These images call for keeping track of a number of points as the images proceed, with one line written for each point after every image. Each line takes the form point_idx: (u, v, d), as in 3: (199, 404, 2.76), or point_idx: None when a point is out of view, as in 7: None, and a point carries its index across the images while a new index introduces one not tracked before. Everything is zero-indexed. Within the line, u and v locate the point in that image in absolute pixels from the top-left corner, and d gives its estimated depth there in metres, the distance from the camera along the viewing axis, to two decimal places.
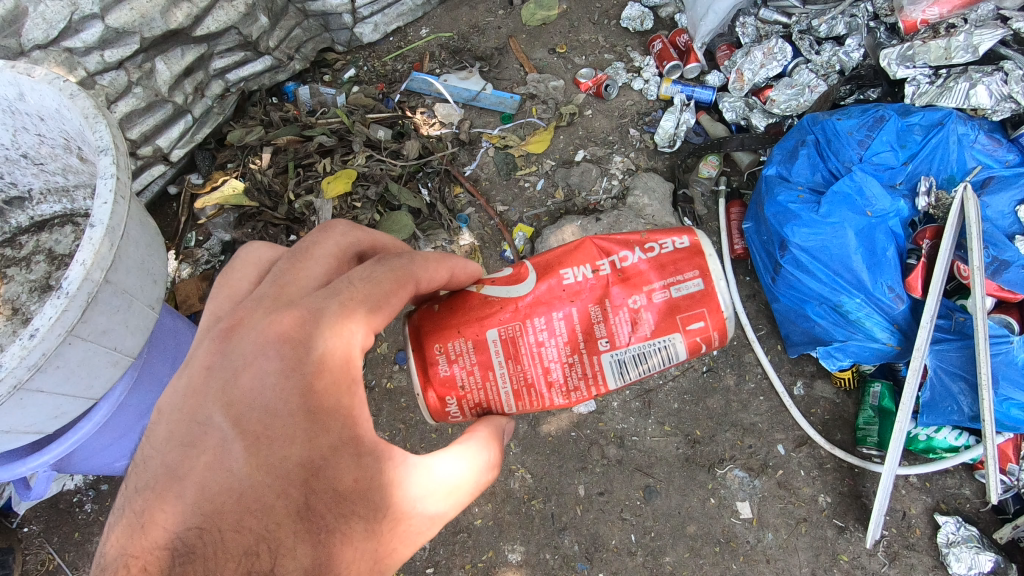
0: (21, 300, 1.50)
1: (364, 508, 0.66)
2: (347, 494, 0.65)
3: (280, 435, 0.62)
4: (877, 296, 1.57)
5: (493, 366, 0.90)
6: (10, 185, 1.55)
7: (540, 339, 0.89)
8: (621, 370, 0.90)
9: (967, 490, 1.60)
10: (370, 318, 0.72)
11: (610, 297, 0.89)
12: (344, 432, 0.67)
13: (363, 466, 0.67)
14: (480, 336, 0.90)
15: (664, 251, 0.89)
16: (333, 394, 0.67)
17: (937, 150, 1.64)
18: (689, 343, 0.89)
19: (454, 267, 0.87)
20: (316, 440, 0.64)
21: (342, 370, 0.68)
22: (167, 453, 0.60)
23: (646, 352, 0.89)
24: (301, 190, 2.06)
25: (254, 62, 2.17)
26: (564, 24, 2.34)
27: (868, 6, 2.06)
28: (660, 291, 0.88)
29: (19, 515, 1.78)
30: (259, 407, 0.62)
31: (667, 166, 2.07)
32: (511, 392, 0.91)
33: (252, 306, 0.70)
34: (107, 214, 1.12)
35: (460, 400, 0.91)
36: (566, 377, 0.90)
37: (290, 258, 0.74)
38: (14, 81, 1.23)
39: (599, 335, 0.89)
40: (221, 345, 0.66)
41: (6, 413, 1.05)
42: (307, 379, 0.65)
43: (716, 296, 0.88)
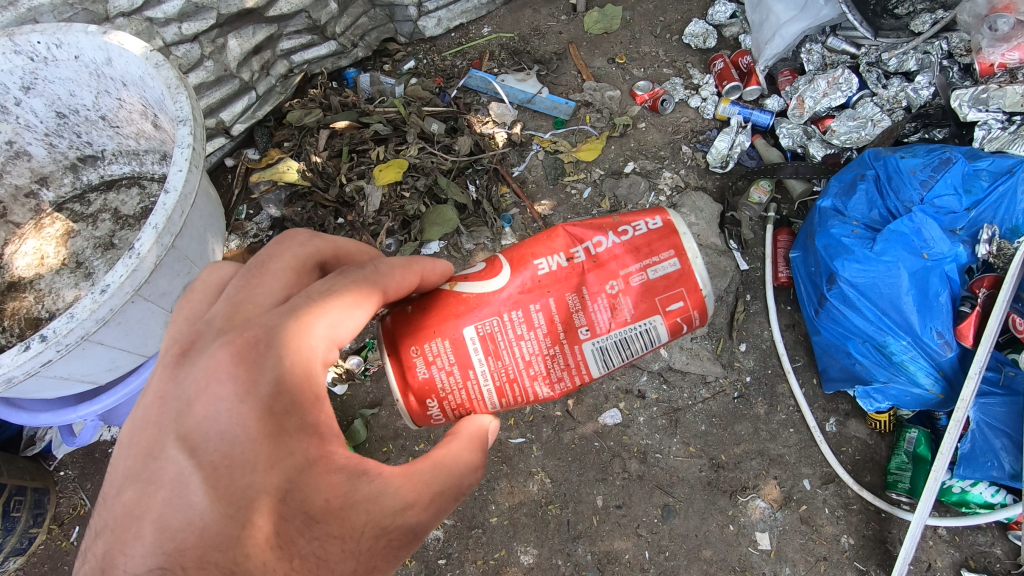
0: (85, 255, 1.57)
1: (339, 528, 0.60)
2: (318, 515, 0.59)
3: (243, 464, 0.55)
4: (925, 341, 1.53)
5: (474, 364, 0.86)
6: (86, 144, 1.63)
7: (519, 333, 0.86)
8: (603, 357, 0.89)
9: (999, 550, 1.55)
10: (331, 333, 0.67)
11: (588, 285, 0.86)
12: (312, 452, 0.62)
13: (334, 484, 0.62)
14: (457, 333, 0.86)
15: (636, 233, 0.87)
16: (295, 415, 0.61)
17: (1005, 198, 1.58)
18: (669, 324, 0.88)
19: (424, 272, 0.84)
20: (280, 464, 0.58)
21: (303, 385, 0.63)
22: (123, 492, 0.52)
23: (628, 337, 0.88)
24: (353, 174, 2.10)
25: (320, 46, 2.22)
26: (626, 35, 2.35)
27: (942, 44, 2.02)
28: (637, 274, 0.86)
29: (57, 459, 1.86)
30: (215, 437, 0.55)
31: (717, 187, 2.05)
32: (494, 389, 0.87)
33: (206, 327, 0.63)
34: (181, 181, 1.17)
35: (440, 401, 0.87)
36: (548, 369, 0.87)
37: (245, 275, 0.67)
38: (103, 47, 1.29)
39: (579, 324, 0.86)
40: (171, 372, 0.59)
41: (69, 360, 1.10)
42: (265, 402, 0.59)
43: (693, 275, 0.87)
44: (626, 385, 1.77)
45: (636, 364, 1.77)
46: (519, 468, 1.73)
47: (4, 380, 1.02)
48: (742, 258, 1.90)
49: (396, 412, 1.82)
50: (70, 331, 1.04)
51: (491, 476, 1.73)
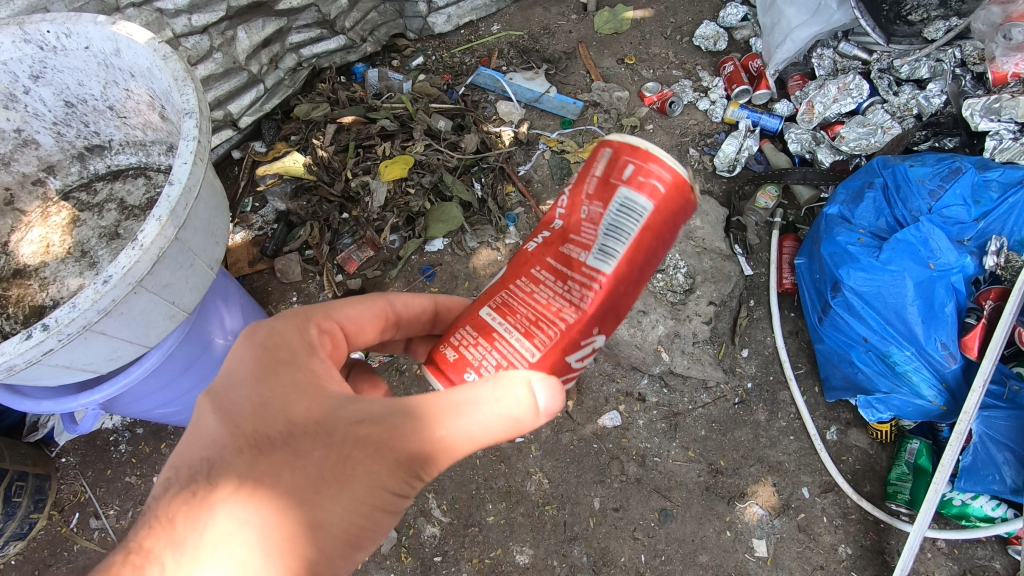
0: (90, 244, 1.57)
1: (314, 441, 0.71)
2: (297, 431, 0.71)
3: (237, 393, 0.75)
4: (928, 352, 1.51)
5: (494, 331, 0.75)
6: (93, 133, 1.63)
7: (528, 289, 0.75)
8: (604, 251, 0.71)
9: (999, 564, 1.54)
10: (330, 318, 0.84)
11: (555, 233, 0.76)
12: (302, 385, 0.74)
13: (316, 407, 0.73)
14: (475, 316, 0.78)
15: (596, 163, 0.74)
16: (290, 358, 0.77)
17: (1015, 210, 1.56)
18: (659, 183, 0.70)
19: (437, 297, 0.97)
20: (268, 391, 0.74)
21: (292, 339, 0.79)
22: None
23: (622, 224, 0.70)
24: (359, 169, 2.09)
25: (329, 40, 2.22)
26: (635, 36, 2.34)
27: (955, 52, 2.01)
28: (593, 185, 0.73)
29: (58, 446, 1.87)
30: (228, 381, 0.76)
31: (723, 191, 2.04)
32: (525, 337, 0.73)
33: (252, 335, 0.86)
34: (186, 174, 1.17)
35: (478, 372, 0.75)
36: (568, 303, 0.72)
37: None
38: (112, 37, 1.29)
39: (570, 253, 0.73)
40: None
41: (71, 350, 1.10)
42: (263, 349, 0.77)
43: (628, 140, 0.72)
44: (626, 388, 1.77)
45: (637, 367, 1.77)
46: (517, 467, 1.73)
47: (6, 367, 1.03)
48: (747, 263, 1.90)
49: None
50: (72, 321, 1.05)
51: (489, 476, 1.73)
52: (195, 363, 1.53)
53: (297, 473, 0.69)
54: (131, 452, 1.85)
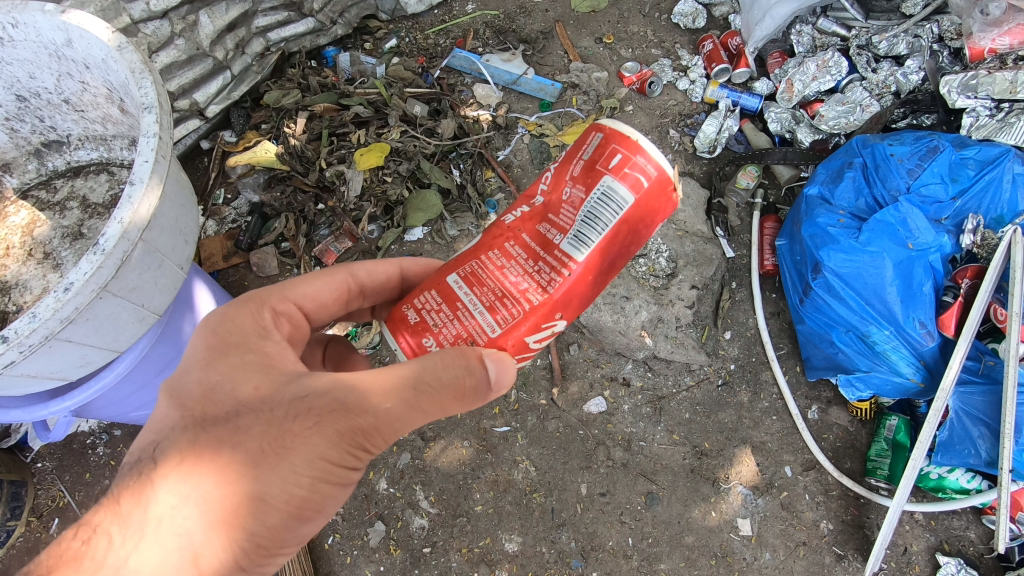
0: (53, 245, 1.51)
1: (261, 406, 0.76)
2: (246, 398, 0.77)
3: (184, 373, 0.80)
4: (907, 331, 1.53)
5: (459, 298, 0.81)
6: (50, 129, 1.56)
7: (498, 263, 0.80)
8: (578, 238, 0.75)
9: (973, 533, 1.59)
10: (286, 291, 0.90)
11: (544, 200, 0.80)
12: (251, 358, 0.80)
13: (265, 376, 0.79)
14: (441, 281, 0.83)
15: (591, 149, 0.76)
16: (236, 333, 0.82)
17: (991, 188, 1.59)
18: (629, 184, 0.73)
19: (402, 264, 1.00)
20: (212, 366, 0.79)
21: (247, 322, 0.83)
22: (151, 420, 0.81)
23: (594, 212, 0.74)
24: (333, 158, 2.03)
25: (298, 23, 2.13)
26: (613, 14, 2.28)
27: (933, 28, 2.00)
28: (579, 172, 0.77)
29: (33, 451, 1.82)
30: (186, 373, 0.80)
31: (705, 172, 2.03)
32: (486, 311, 0.78)
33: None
34: (147, 172, 1.12)
35: (436, 337, 0.81)
36: (533, 281, 0.77)
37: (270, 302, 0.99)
38: (62, 27, 1.22)
39: (552, 234, 0.77)
40: None
41: (36, 359, 1.06)
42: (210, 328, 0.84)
43: (619, 127, 0.74)
44: (611, 373, 1.77)
45: (621, 353, 1.77)
46: (504, 456, 1.72)
47: None
48: (728, 245, 1.89)
49: None
50: (33, 332, 1.00)
51: (476, 466, 1.72)
52: (170, 365, 1.49)
53: (241, 452, 0.74)
54: (110, 455, 1.81)
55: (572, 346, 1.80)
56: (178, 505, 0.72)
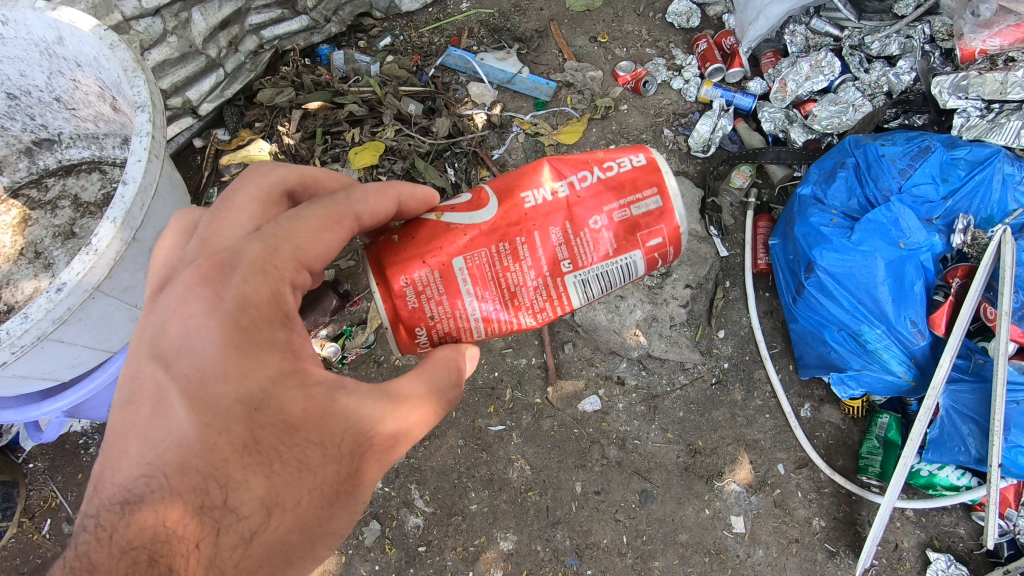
0: (44, 245, 1.50)
1: (318, 435, 0.70)
2: (297, 423, 0.68)
3: (214, 375, 0.64)
4: (899, 330, 1.55)
5: (461, 295, 0.84)
6: (41, 126, 1.54)
7: (506, 263, 0.84)
8: (584, 282, 0.86)
9: (962, 529, 1.61)
10: (298, 255, 0.74)
11: (574, 217, 0.84)
12: (286, 365, 0.69)
13: (311, 396, 0.70)
14: (446, 264, 0.83)
15: (639, 206, 0.85)
16: (263, 328, 0.69)
17: (980, 188, 1.61)
18: (645, 257, 0.87)
19: (401, 195, 0.85)
20: (249, 374, 0.66)
21: (272, 308, 0.70)
22: (112, 413, 0.62)
23: (610, 270, 0.87)
24: (327, 157, 2.02)
25: (291, 21, 2.12)
26: (608, 13, 2.29)
27: (925, 28, 2.01)
28: (619, 211, 0.84)
29: (25, 451, 1.80)
30: (187, 355, 0.64)
31: (699, 172, 2.03)
32: (481, 319, 0.85)
33: (181, 261, 0.71)
34: (140, 172, 1.11)
35: (430, 328, 0.85)
36: (532, 300, 0.85)
37: (212, 213, 0.75)
38: (53, 25, 1.21)
39: (563, 258, 0.84)
40: (155, 298, 0.69)
41: (28, 360, 1.05)
42: (230, 316, 0.67)
43: (669, 203, 0.86)
44: (606, 372, 1.77)
45: (615, 351, 1.77)
46: (499, 455, 1.73)
47: None
48: (722, 244, 1.90)
49: None
50: (25, 332, 1.00)
51: (471, 464, 1.72)
52: None
53: (314, 492, 0.69)
54: None
55: (567, 345, 1.80)
56: (251, 551, 0.63)
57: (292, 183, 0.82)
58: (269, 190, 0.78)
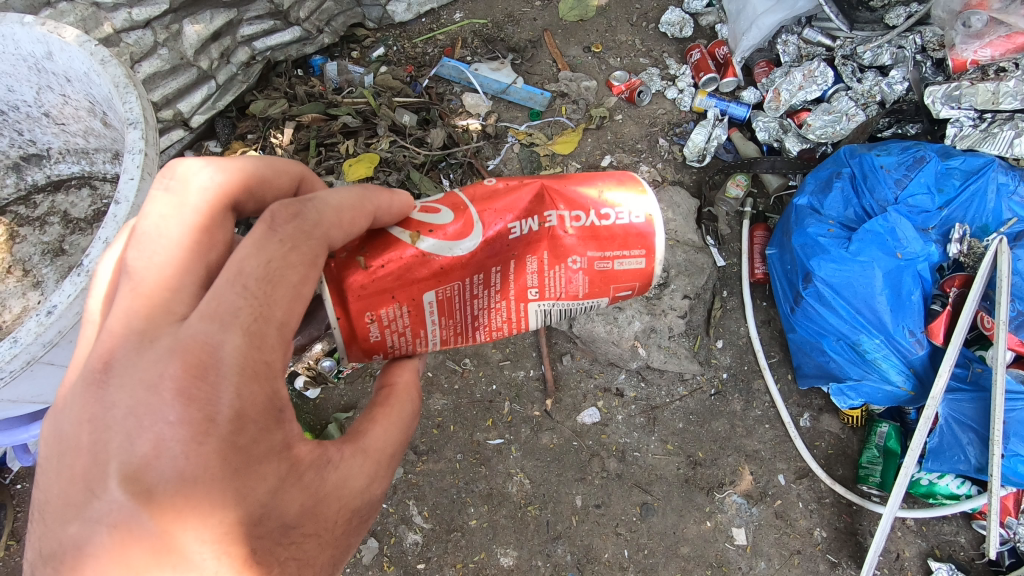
0: (33, 262, 1.47)
1: (313, 526, 0.64)
2: (294, 522, 0.62)
3: (208, 504, 0.55)
4: (897, 340, 1.55)
5: (427, 325, 0.81)
6: (29, 142, 1.52)
7: (476, 293, 0.82)
8: (544, 312, 0.88)
9: (963, 538, 1.61)
10: (284, 334, 0.62)
11: (552, 251, 0.82)
12: (284, 469, 0.61)
13: (305, 487, 0.64)
14: (417, 295, 0.78)
15: (621, 261, 0.83)
16: (262, 440, 0.59)
17: (975, 198, 1.62)
18: (610, 301, 0.89)
19: (377, 209, 0.74)
20: (248, 495, 0.58)
21: (266, 413, 0.60)
22: (72, 524, 0.53)
23: (573, 307, 0.88)
24: (321, 169, 2.01)
25: (283, 32, 2.10)
26: (601, 23, 2.28)
27: (916, 39, 2.02)
28: (600, 258, 0.83)
29: (12, 472, 1.76)
30: (170, 479, 0.53)
31: (694, 181, 2.03)
32: (440, 342, 0.85)
33: (134, 338, 0.57)
34: (133, 190, 1.08)
35: (389, 353, 0.82)
36: (490, 321, 0.86)
37: (152, 255, 0.61)
38: (42, 40, 1.18)
39: (530, 285, 0.84)
40: (103, 393, 0.55)
41: (17, 384, 1.03)
42: (226, 438, 0.56)
43: (651, 267, 0.85)
44: (604, 383, 1.76)
45: (614, 363, 1.76)
46: (498, 469, 1.71)
47: None
48: (719, 254, 1.89)
49: None
50: (15, 357, 0.98)
51: (469, 479, 1.70)
52: None
53: None
54: None
55: (565, 356, 1.78)
56: None
57: (235, 190, 0.66)
58: (208, 209, 0.64)
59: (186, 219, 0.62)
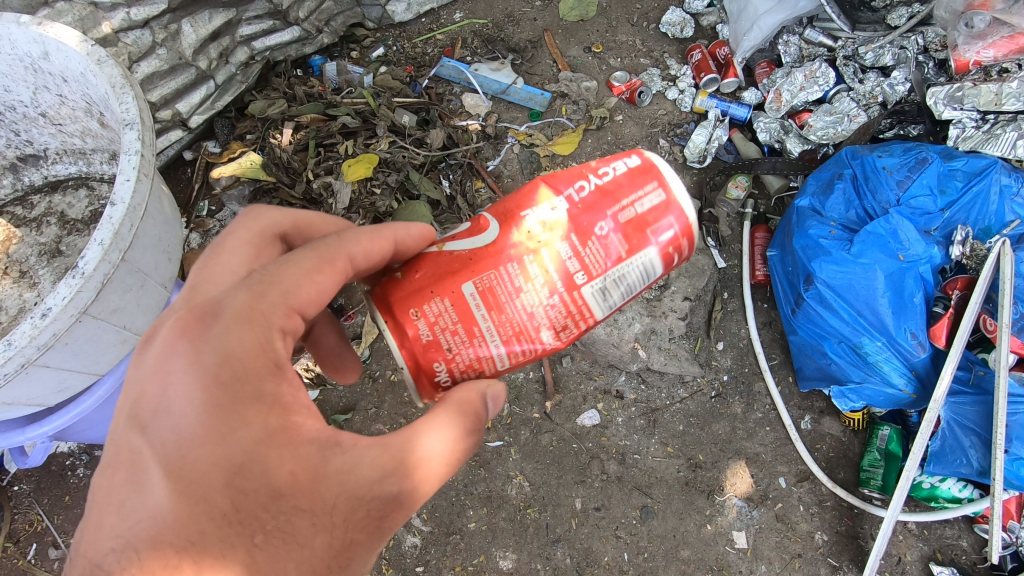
0: (29, 263, 1.47)
1: (307, 502, 0.67)
2: (284, 488, 0.66)
3: (194, 441, 0.64)
4: (899, 342, 1.54)
5: (477, 323, 0.77)
6: (26, 142, 1.51)
7: (519, 284, 0.77)
8: (603, 289, 0.78)
9: (965, 542, 1.60)
10: (286, 300, 0.73)
11: (577, 228, 0.76)
12: (272, 423, 0.68)
13: (300, 458, 0.68)
14: (455, 290, 0.78)
15: (643, 204, 0.78)
16: (251, 384, 0.68)
17: (978, 200, 1.61)
18: (662, 255, 0.80)
19: (397, 236, 0.82)
20: (228, 440, 0.65)
21: (257, 360, 0.69)
22: (105, 469, 0.65)
23: (627, 274, 0.79)
24: (320, 170, 2.00)
25: (282, 32, 2.09)
26: (602, 22, 2.27)
27: (918, 39, 2.02)
28: (621, 212, 0.77)
29: (10, 474, 1.75)
30: (171, 418, 0.65)
31: (695, 182, 2.02)
32: (502, 344, 0.78)
33: (171, 315, 0.72)
34: (129, 192, 1.08)
35: (449, 363, 0.79)
36: (551, 317, 0.78)
37: (205, 257, 0.78)
38: (39, 40, 1.18)
39: (574, 268, 0.76)
40: (141, 358, 0.70)
41: (12, 388, 1.01)
42: (217, 379, 0.67)
43: (677, 200, 0.79)
44: (604, 385, 1.75)
45: (614, 365, 1.75)
46: (497, 472, 1.70)
47: None
48: (720, 256, 1.88)
49: (370, 417, 1.74)
50: (9, 360, 0.97)
51: (469, 481, 1.69)
52: None
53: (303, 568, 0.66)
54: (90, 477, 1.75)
55: (565, 358, 1.77)
56: None
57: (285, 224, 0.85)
58: (261, 232, 0.81)
59: (238, 231, 0.80)
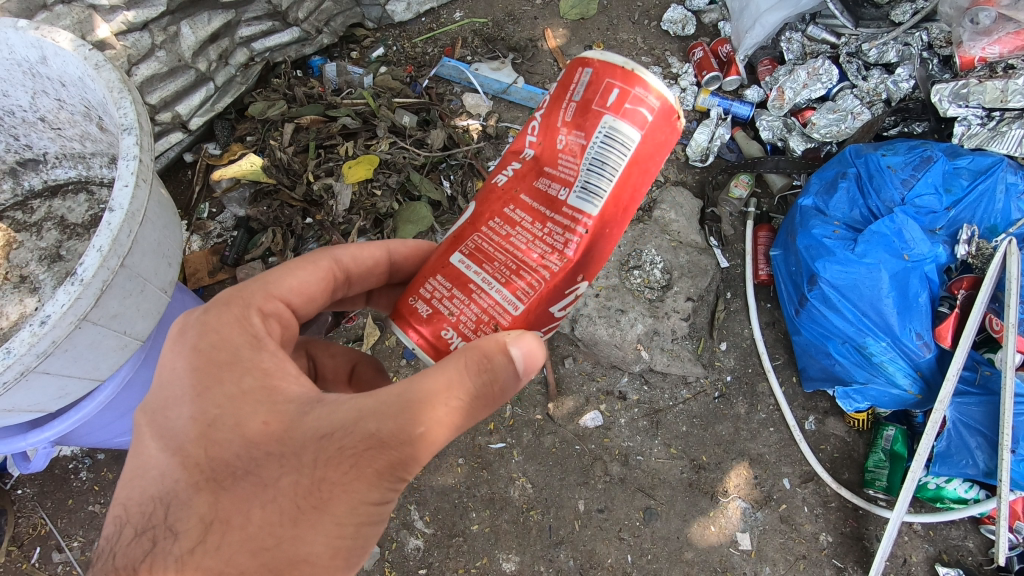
0: (29, 268, 1.46)
1: (277, 447, 0.67)
2: (256, 437, 0.67)
3: (173, 404, 0.70)
4: (904, 343, 1.52)
5: (473, 281, 0.71)
6: (26, 147, 1.51)
7: (503, 229, 0.70)
8: (586, 188, 0.67)
9: (971, 543, 1.59)
10: (268, 288, 0.76)
11: (537, 159, 0.70)
12: (247, 382, 0.69)
13: (276, 411, 0.68)
14: (445, 261, 0.74)
15: (581, 88, 0.69)
16: (226, 350, 0.70)
17: (983, 198, 1.60)
18: (627, 118, 0.67)
19: (390, 247, 0.90)
20: (203, 398, 0.69)
21: (233, 332, 0.71)
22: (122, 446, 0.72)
23: (600, 158, 0.67)
24: (320, 172, 1.99)
25: (282, 33, 2.08)
26: (603, 21, 2.26)
27: (923, 35, 1.99)
28: (564, 113, 0.69)
29: (13, 477, 1.76)
30: (162, 391, 0.71)
31: (697, 181, 2.01)
32: (505, 288, 0.70)
33: None
34: (127, 198, 1.08)
35: (456, 326, 0.71)
36: (546, 243, 0.68)
37: None
38: (36, 44, 1.17)
39: (546, 190, 0.69)
40: None
41: (11, 396, 1.01)
42: (195, 350, 0.71)
43: (610, 60, 0.68)
44: (607, 387, 1.74)
45: (617, 366, 1.74)
46: (500, 474, 1.69)
47: None
48: (723, 255, 1.87)
49: None
50: (7, 368, 0.96)
51: (471, 484, 1.69)
52: None
53: (270, 506, 0.66)
54: (93, 480, 1.75)
55: (567, 359, 1.77)
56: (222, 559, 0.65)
57: None
58: None
59: None
